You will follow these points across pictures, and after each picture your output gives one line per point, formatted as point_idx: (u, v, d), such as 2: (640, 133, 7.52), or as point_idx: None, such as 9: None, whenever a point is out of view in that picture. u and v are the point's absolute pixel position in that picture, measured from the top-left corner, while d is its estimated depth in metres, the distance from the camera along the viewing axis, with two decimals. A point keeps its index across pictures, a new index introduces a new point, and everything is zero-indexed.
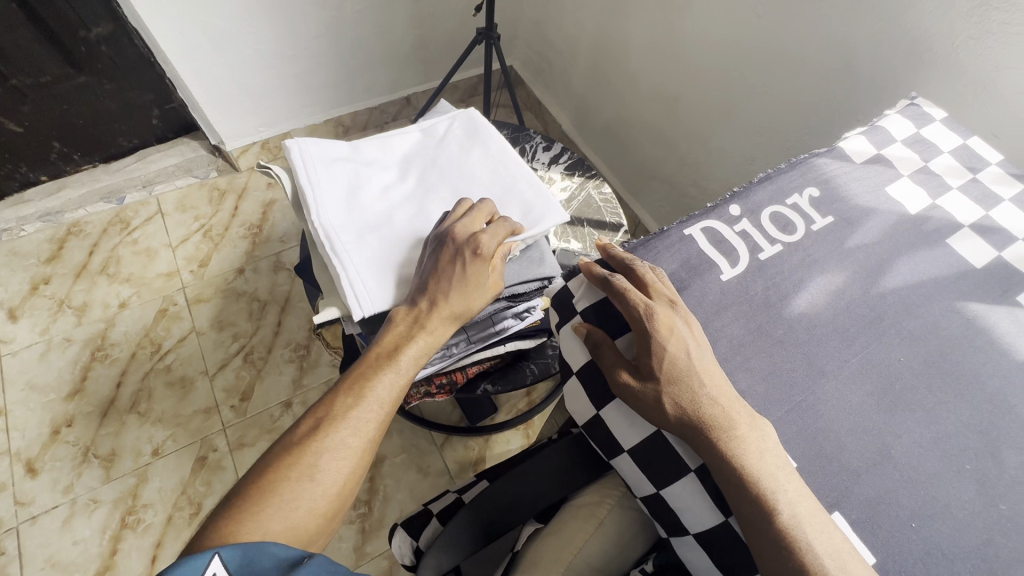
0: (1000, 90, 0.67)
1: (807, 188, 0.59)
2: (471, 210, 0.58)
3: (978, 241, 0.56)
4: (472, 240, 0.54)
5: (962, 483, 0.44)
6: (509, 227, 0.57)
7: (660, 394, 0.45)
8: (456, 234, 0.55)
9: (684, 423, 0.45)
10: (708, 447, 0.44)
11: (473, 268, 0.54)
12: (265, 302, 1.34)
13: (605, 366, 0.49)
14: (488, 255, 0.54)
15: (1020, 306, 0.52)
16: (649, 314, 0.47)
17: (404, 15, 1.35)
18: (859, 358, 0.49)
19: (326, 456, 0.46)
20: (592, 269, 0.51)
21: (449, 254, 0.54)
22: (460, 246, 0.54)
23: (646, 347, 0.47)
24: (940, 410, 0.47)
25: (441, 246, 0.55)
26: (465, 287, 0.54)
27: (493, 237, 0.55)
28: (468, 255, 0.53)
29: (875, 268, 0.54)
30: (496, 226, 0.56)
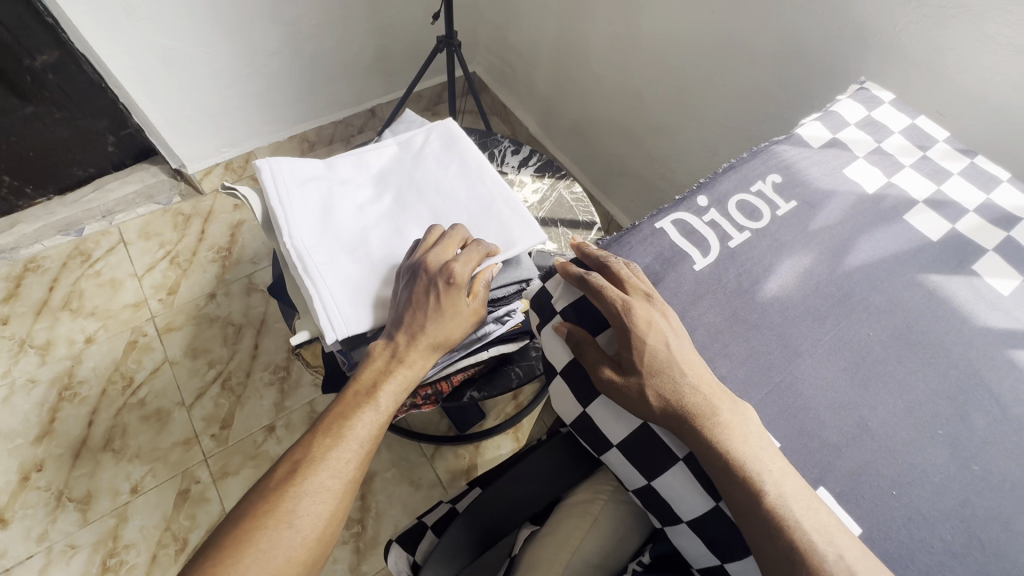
0: (941, 70, 0.71)
1: (771, 175, 0.60)
2: (444, 237, 0.58)
3: (932, 215, 0.59)
4: (447, 269, 0.54)
5: (937, 449, 0.46)
6: (484, 252, 0.57)
7: (643, 388, 0.46)
8: (431, 264, 0.55)
9: (668, 415, 0.46)
10: (692, 436, 0.45)
11: (449, 297, 0.53)
12: (240, 325, 1.30)
13: (586, 364, 0.49)
14: (464, 283, 0.54)
15: (975, 275, 0.55)
16: (627, 311, 0.47)
17: (363, 26, 1.34)
18: (830, 335, 0.51)
19: (305, 502, 0.45)
20: (567, 269, 0.51)
21: (424, 284, 0.54)
22: (434, 277, 0.54)
23: (627, 342, 0.47)
24: (911, 380, 0.49)
25: (415, 277, 0.55)
26: (442, 316, 0.53)
27: (468, 264, 0.55)
28: (443, 285, 0.53)
29: (840, 248, 0.56)
30: (470, 251, 0.56)
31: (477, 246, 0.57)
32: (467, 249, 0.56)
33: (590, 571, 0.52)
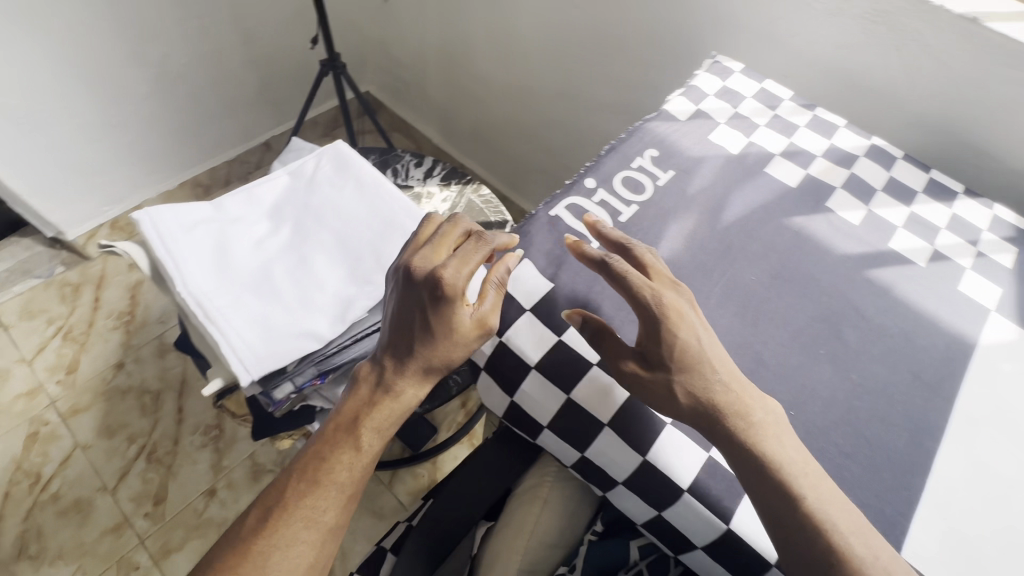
0: (776, 36, 0.79)
1: (648, 150, 0.65)
2: (436, 237, 0.52)
3: (788, 165, 0.67)
4: (436, 278, 0.48)
5: (821, 366, 0.52)
6: (485, 251, 0.50)
7: (672, 379, 0.46)
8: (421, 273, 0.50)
9: (694, 408, 0.46)
10: (720, 429, 0.46)
11: (439, 313, 0.48)
12: (158, 390, 1.21)
13: (605, 351, 0.48)
14: (460, 293, 0.48)
15: (829, 211, 0.62)
16: (658, 300, 0.47)
17: (239, 59, 1.29)
18: (720, 285, 0.56)
19: (277, 552, 0.45)
20: (590, 253, 0.49)
21: (413, 297, 0.49)
22: (423, 289, 0.49)
23: (656, 331, 0.46)
24: (791, 311, 0.55)
25: (405, 291, 0.50)
26: (433, 335, 0.48)
27: (463, 269, 0.49)
28: (432, 298, 0.48)
29: (716, 206, 0.62)
30: (465, 252, 0.50)
31: (474, 244, 0.51)
32: (464, 248, 0.50)
33: (546, 550, 0.55)
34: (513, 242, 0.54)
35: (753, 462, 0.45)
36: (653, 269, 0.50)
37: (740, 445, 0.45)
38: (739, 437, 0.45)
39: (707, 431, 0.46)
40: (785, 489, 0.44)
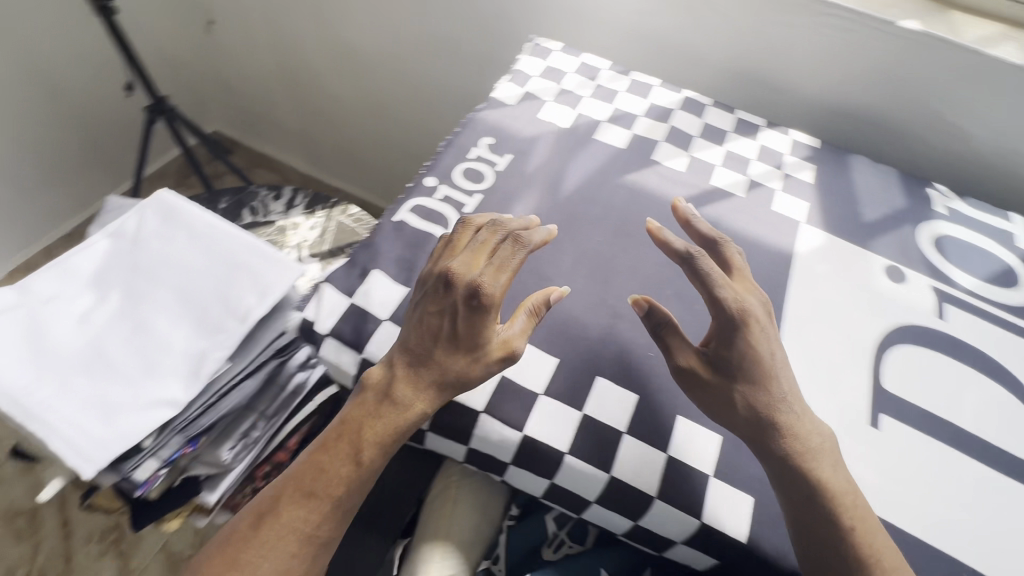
0: (586, 11, 0.84)
1: (484, 139, 0.67)
2: (479, 242, 0.49)
3: (615, 129, 0.72)
4: (472, 287, 0.44)
5: (671, 305, 0.56)
6: (522, 259, 0.47)
7: (732, 379, 0.45)
8: (453, 279, 0.46)
9: (748, 415, 0.45)
10: (772, 440, 0.44)
11: (471, 323, 0.45)
12: (32, 510, 1.06)
13: (668, 345, 0.47)
14: (495, 306, 0.45)
15: (656, 164, 0.68)
16: (735, 303, 0.46)
17: (48, 120, 1.15)
18: (570, 253, 0.58)
19: (263, 571, 0.42)
20: (672, 245, 0.48)
21: (444, 300, 0.46)
22: (455, 297, 0.45)
23: (726, 331, 0.46)
24: (636, 262, 0.59)
25: (433, 297, 0.46)
26: (460, 339, 0.45)
27: (501, 278, 0.45)
28: (465, 308, 0.44)
29: (555, 180, 0.64)
30: (504, 261, 0.46)
31: (511, 247, 0.47)
32: (500, 252, 0.47)
33: (463, 551, 0.55)
34: (551, 237, 0.50)
35: (797, 475, 0.44)
36: (735, 272, 0.50)
37: (787, 457, 0.44)
38: (787, 449, 0.44)
39: (753, 443, 0.45)
40: (647, 426, 0.48)
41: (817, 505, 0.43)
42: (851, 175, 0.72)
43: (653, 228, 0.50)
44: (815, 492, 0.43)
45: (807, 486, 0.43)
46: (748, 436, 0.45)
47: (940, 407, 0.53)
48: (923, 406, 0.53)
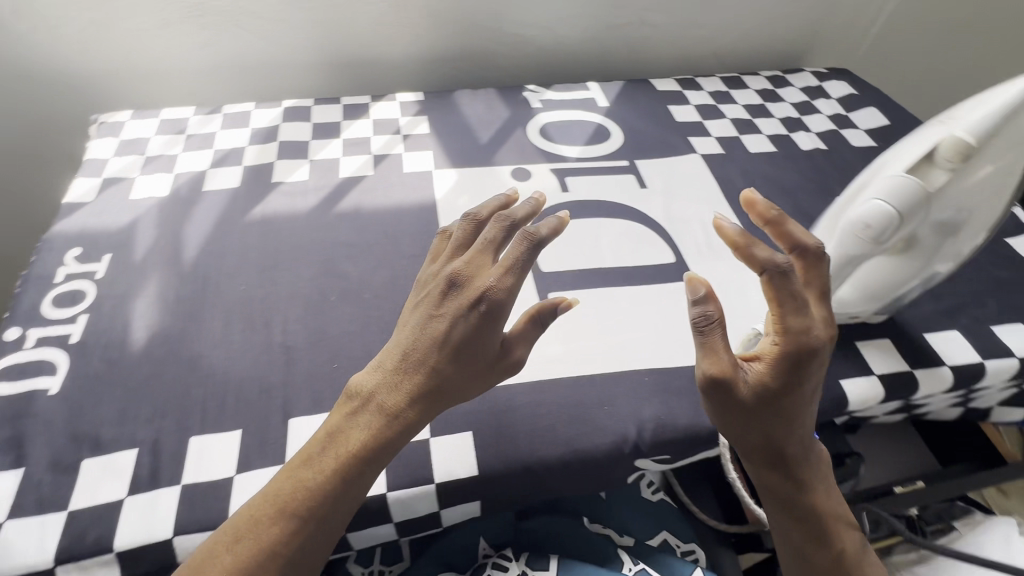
0: (146, 66, 0.78)
1: (68, 253, 0.58)
2: (490, 240, 0.45)
3: (223, 170, 0.67)
4: (484, 294, 0.42)
5: (338, 307, 0.55)
6: (534, 262, 0.43)
7: (767, 407, 0.40)
8: (471, 282, 0.42)
9: (766, 444, 0.41)
10: (779, 466, 0.42)
11: (478, 330, 0.41)
12: None
13: (707, 346, 0.39)
14: (511, 303, 0.42)
15: (277, 185, 0.66)
16: (808, 338, 0.39)
17: None
18: (216, 317, 0.54)
19: None
20: (765, 257, 0.38)
21: (459, 303, 0.42)
22: (466, 301, 0.42)
23: (780, 364, 0.39)
24: (290, 288, 0.57)
25: (444, 301, 0.42)
26: (467, 346, 0.42)
27: (511, 281, 0.42)
28: (475, 316, 0.41)
29: (172, 253, 0.58)
30: (521, 258, 0.43)
31: (521, 244, 0.43)
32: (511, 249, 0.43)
33: None
34: (561, 226, 0.45)
35: (793, 498, 0.43)
36: (814, 292, 0.42)
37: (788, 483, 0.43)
38: (797, 480, 0.42)
39: (764, 466, 0.43)
40: None
41: (800, 526, 0.43)
42: (460, 110, 0.79)
43: (729, 227, 0.39)
44: (804, 513, 0.43)
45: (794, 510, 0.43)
46: (765, 460, 0.42)
47: (586, 260, 0.61)
48: (574, 267, 0.60)
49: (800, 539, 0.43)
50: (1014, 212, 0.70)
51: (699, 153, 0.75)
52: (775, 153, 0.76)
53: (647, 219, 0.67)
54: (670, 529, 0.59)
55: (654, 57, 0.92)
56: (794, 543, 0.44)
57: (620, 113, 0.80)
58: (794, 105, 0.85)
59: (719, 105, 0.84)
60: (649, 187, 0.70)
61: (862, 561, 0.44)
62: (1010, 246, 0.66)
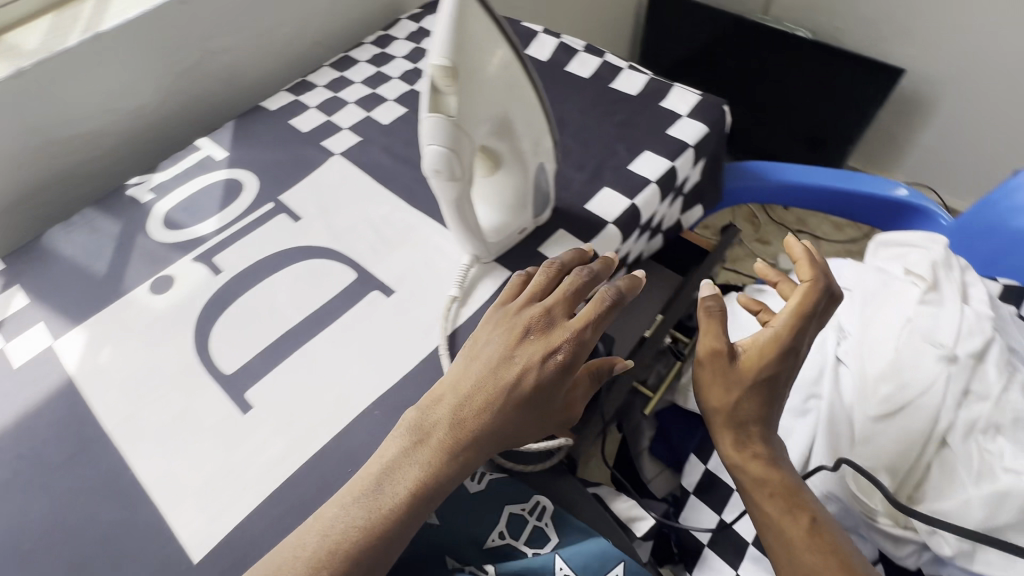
0: None
1: None
2: (573, 289, 0.50)
3: None
4: (563, 344, 0.47)
5: None
6: (609, 319, 0.49)
7: (750, 381, 0.49)
8: (549, 329, 0.48)
9: (753, 417, 0.49)
10: (755, 445, 0.50)
11: (550, 383, 0.46)
12: None
13: (708, 322, 0.50)
14: (586, 351, 0.48)
15: None
16: (801, 343, 0.49)
17: None
18: None
19: None
20: (810, 268, 0.52)
21: (536, 350, 0.47)
22: (544, 351, 0.47)
23: (773, 357, 0.49)
24: None
25: (522, 345, 0.47)
26: (534, 397, 0.46)
27: (587, 333, 0.47)
28: (552, 363, 0.46)
29: None
30: (599, 302, 0.49)
31: (605, 299, 0.49)
32: (596, 302, 0.48)
33: None
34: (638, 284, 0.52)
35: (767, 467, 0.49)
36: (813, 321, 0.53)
37: (765, 465, 0.49)
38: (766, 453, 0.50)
39: (744, 442, 0.49)
40: None
41: (782, 496, 0.48)
42: (58, 254, 0.64)
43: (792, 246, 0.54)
44: (779, 488, 0.48)
45: (771, 485, 0.49)
46: (739, 430, 0.49)
47: (269, 334, 0.55)
48: (259, 349, 0.54)
49: (772, 510, 0.48)
50: (607, 59, 0.78)
51: (337, 153, 0.72)
52: (407, 114, 0.76)
53: (314, 251, 0.62)
54: (508, 500, 0.60)
55: (254, 77, 0.84)
56: (765, 509, 0.49)
57: (243, 157, 0.73)
58: (406, 57, 0.85)
59: (338, 95, 0.80)
60: (304, 217, 0.65)
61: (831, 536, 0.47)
62: (614, 90, 0.74)
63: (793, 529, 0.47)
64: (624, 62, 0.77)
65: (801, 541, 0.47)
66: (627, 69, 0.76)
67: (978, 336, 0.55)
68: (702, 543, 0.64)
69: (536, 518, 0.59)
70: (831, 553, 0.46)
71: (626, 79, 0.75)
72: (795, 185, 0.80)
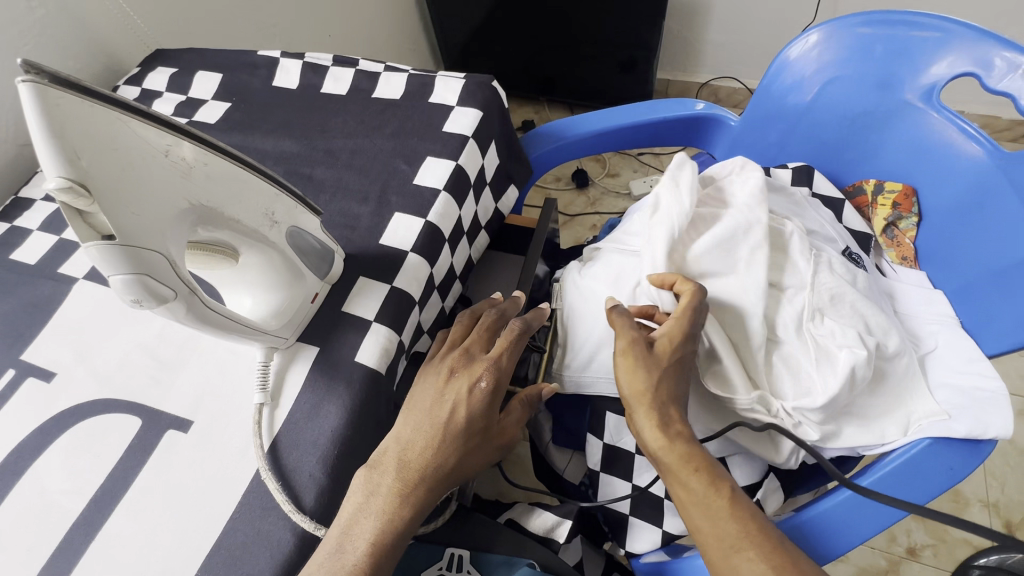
0: None
1: None
2: (484, 325, 0.51)
3: None
4: (485, 374, 0.47)
5: None
6: (520, 344, 0.49)
7: (654, 367, 0.49)
8: (471, 362, 0.49)
9: (670, 396, 0.49)
10: (674, 424, 0.49)
11: (480, 414, 0.47)
12: None
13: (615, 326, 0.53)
14: (507, 373, 0.48)
15: None
16: (696, 329, 0.51)
17: None
18: None
19: None
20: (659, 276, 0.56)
21: (461, 386, 0.47)
22: (471, 381, 0.47)
23: (682, 342, 0.50)
24: None
25: (450, 382, 0.48)
26: (467, 430, 0.46)
27: (505, 358, 0.48)
28: (478, 391, 0.47)
29: None
30: (510, 332, 0.49)
31: (516, 330, 0.49)
32: (506, 332, 0.49)
33: None
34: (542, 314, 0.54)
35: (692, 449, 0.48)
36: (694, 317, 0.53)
37: (689, 441, 0.48)
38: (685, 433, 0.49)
39: (667, 422, 0.48)
40: None
41: (704, 463, 0.47)
42: None
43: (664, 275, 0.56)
44: (702, 461, 0.47)
45: (695, 460, 0.47)
46: (657, 416, 0.48)
47: (50, 538, 0.45)
48: (38, 564, 0.44)
49: (698, 484, 0.47)
50: (361, 66, 0.70)
51: (80, 277, 0.59)
52: None
53: (83, 409, 0.51)
54: (425, 565, 0.55)
55: None
56: (688, 484, 0.47)
57: None
58: None
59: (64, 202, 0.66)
60: (60, 370, 0.53)
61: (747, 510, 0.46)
62: (377, 99, 0.67)
63: (718, 499, 0.46)
64: (380, 65, 0.70)
65: (728, 512, 0.45)
66: (385, 70, 0.69)
67: (776, 233, 0.58)
68: (625, 514, 0.64)
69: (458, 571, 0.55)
70: (753, 523, 0.45)
71: (386, 83, 0.68)
72: (597, 132, 0.79)
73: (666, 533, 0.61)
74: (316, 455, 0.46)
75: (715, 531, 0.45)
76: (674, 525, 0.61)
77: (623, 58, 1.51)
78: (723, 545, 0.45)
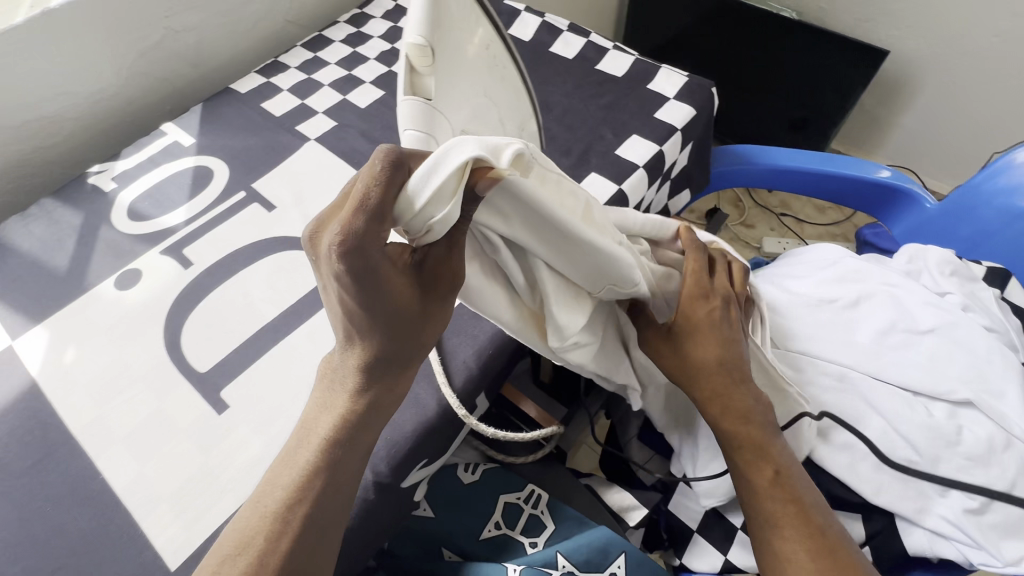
0: None
1: None
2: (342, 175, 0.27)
3: None
4: (338, 257, 0.26)
5: None
6: (383, 177, 0.24)
7: (674, 344, 0.44)
8: (315, 244, 0.27)
9: (715, 377, 0.43)
10: (727, 396, 0.43)
11: (372, 300, 0.30)
12: None
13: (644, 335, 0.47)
14: (378, 250, 0.27)
15: None
16: (711, 293, 0.43)
17: None
18: None
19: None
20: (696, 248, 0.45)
21: (330, 276, 0.28)
22: (330, 271, 0.28)
23: (697, 313, 0.43)
24: None
25: (317, 272, 0.29)
26: (375, 314, 0.31)
27: (356, 223, 0.25)
28: (345, 282, 0.28)
29: None
30: (371, 177, 0.24)
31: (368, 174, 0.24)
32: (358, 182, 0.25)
33: None
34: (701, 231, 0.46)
35: (742, 429, 0.43)
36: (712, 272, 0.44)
37: (747, 416, 0.43)
38: (728, 410, 0.43)
39: (715, 395, 0.44)
40: None
41: (747, 434, 0.44)
42: (16, 248, 0.60)
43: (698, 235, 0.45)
44: (753, 437, 0.43)
45: (748, 437, 0.44)
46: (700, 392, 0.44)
47: (245, 330, 0.53)
48: (231, 346, 0.52)
49: (745, 461, 0.44)
50: (592, 39, 0.75)
51: (312, 138, 0.69)
52: (384, 96, 0.74)
53: (291, 241, 0.59)
54: (504, 489, 0.59)
55: (224, 55, 0.80)
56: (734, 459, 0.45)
57: (212, 142, 0.69)
58: (383, 37, 0.81)
59: (313, 76, 0.76)
60: (280, 206, 0.63)
61: (787, 485, 0.43)
62: (598, 71, 0.72)
63: (764, 475, 0.43)
64: (610, 43, 0.74)
65: (762, 485, 0.43)
66: (613, 49, 0.74)
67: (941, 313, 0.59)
68: (691, 527, 0.61)
69: (531, 506, 0.57)
70: (791, 498, 0.42)
71: (611, 60, 0.73)
72: (782, 168, 0.79)
73: (727, 562, 0.58)
74: (473, 347, 0.53)
75: (755, 500, 0.43)
76: (738, 559, 0.57)
77: (797, 117, 1.47)
78: (757, 520, 0.43)
